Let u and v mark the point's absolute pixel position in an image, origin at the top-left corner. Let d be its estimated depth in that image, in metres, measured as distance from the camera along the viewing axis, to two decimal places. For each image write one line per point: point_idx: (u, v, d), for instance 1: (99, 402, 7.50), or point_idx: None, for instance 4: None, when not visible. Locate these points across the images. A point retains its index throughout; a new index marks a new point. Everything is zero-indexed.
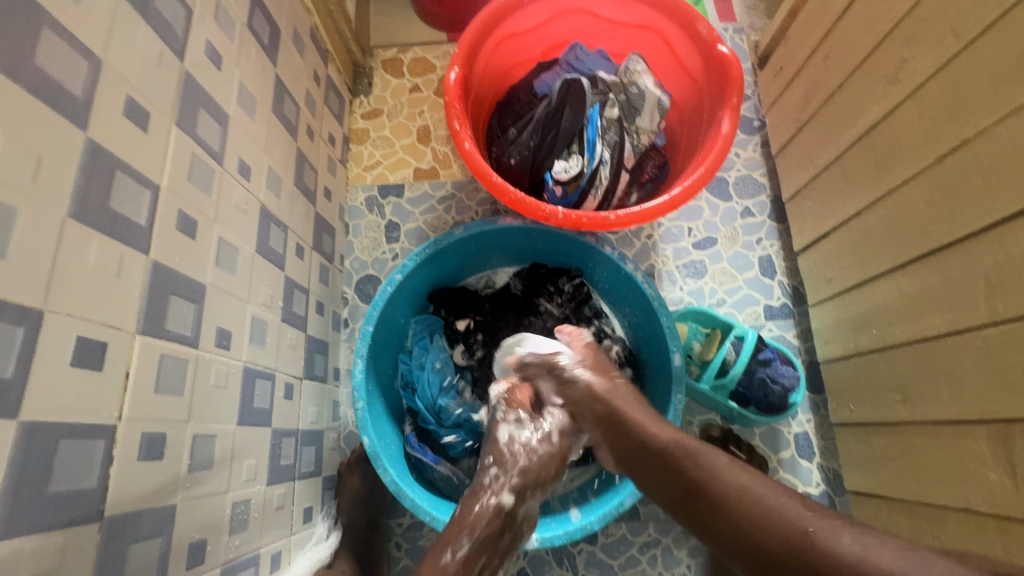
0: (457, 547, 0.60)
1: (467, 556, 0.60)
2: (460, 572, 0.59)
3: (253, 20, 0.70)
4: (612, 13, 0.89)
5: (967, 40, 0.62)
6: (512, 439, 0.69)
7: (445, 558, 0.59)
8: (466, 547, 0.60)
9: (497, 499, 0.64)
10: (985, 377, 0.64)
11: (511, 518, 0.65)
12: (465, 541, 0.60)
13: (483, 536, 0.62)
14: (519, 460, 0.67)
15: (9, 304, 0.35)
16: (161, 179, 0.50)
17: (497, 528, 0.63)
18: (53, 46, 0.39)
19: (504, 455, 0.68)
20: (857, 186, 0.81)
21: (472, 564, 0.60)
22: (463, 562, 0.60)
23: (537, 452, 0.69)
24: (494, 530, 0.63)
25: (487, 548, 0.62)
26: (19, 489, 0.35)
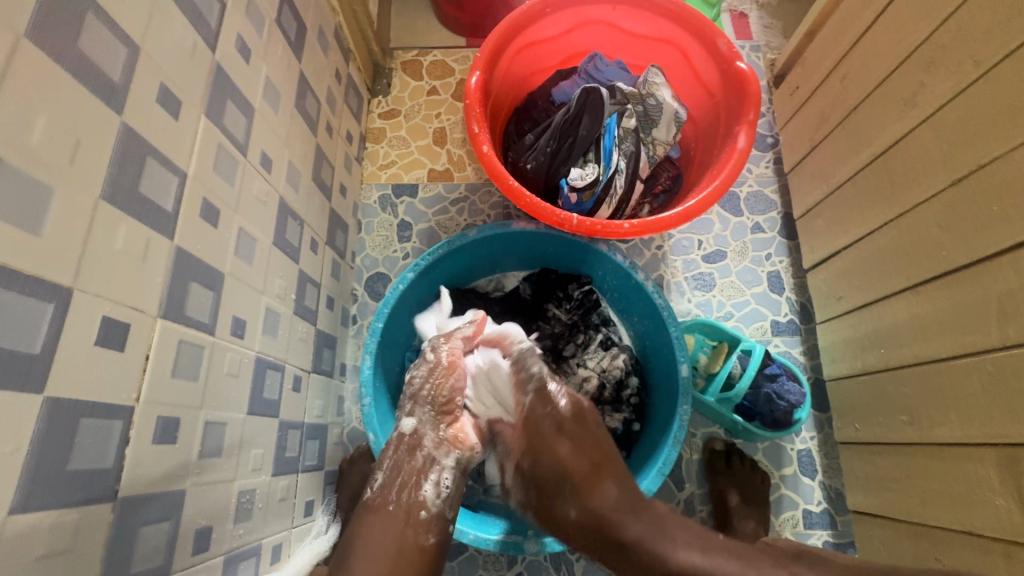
0: (374, 480, 0.66)
1: (383, 483, 0.65)
2: (378, 497, 0.64)
3: (281, 17, 0.71)
4: (632, 25, 0.90)
5: (987, 68, 0.63)
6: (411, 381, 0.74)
7: (368, 492, 0.65)
8: (380, 476, 0.66)
9: (401, 428, 0.70)
10: (994, 402, 0.65)
11: (420, 441, 0.69)
12: (378, 473, 0.66)
13: (392, 461, 0.67)
14: (410, 391, 0.73)
15: (40, 281, 0.35)
16: (189, 168, 0.51)
17: (405, 448, 0.68)
18: (96, 31, 0.40)
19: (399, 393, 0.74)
20: (870, 207, 0.82)
21: (390, 487, 0.65)
22: (381, 488, 0.65)
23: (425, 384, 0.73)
24: (401, 452, 0.68)
25: (398, 469, 0.66)
26: (40, 466, 0.36)
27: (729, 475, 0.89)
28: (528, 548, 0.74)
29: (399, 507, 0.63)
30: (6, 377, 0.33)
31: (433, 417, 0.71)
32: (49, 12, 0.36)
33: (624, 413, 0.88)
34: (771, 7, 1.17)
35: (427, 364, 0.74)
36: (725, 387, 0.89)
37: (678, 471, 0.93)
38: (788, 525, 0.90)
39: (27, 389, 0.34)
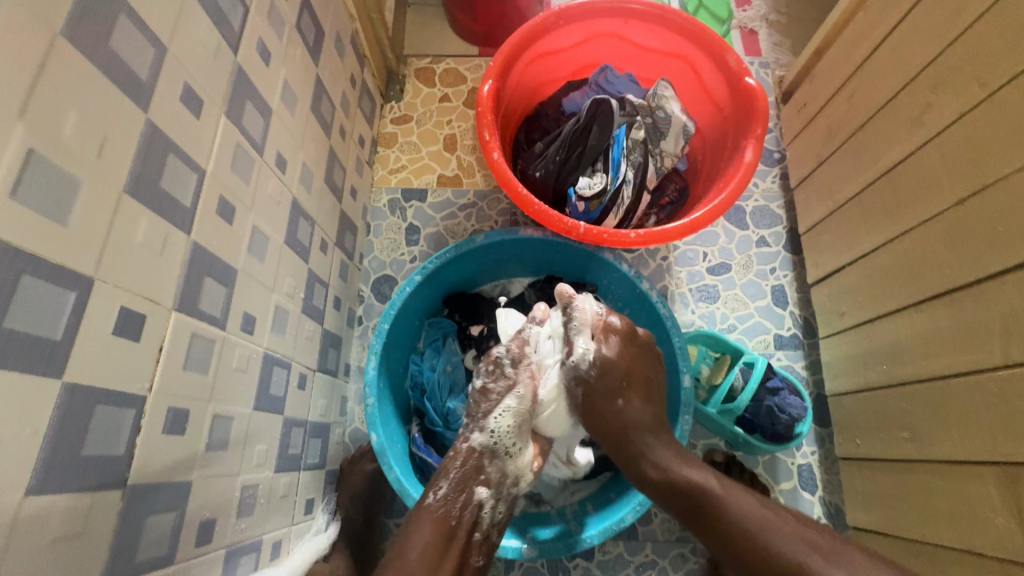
0: (437, 489, 0.67)
1: (446, 494, 0.66)
2: (440, 508, 0.65)
3: (301, 21, 0.73)
4: (643, 39, 0.91)
5: (993, 90, 0.64)
6: (485, 390, 0.73)
7: (428, 499, 0.66)
8: (445, 487, 0.67)
9: (469, 443, 0.70)
10: (996, 421, 0.65)
11: (484, 463, 0.69)
12: (442, 483, 0.67)
13: (458, 476, 0.68)
14: (483, 404, 0.72)
15: (64, 269, 0.36)
16: (208, 165, 0.52)
17: (472, 468, 0.69)
18: (127, 30, 0.41)
19: (472, 405, 0.73)
20: (875, 224, 0.82)
21: (454, 501, 0.66)
22: (444, 499, 0.66)
23: (502, 398, 0.72)
24: (469, 469, 0.68)
25: (465, 488, 0.67)
26: (56, 450, 0.36)
27: None
28: (524, 551, 0.74)
29: (460, 522, 0.66)
30: (27, 361, 0.34)
31: (504, 440, 0.70)
32: (84, 11, 0.38)
33: None
34: (780, 25, 1.19)
35: (505, 380, 0.73)
36: (727, 399, 0.89)
37: None
38: None
39: (47, 373, 0.35)
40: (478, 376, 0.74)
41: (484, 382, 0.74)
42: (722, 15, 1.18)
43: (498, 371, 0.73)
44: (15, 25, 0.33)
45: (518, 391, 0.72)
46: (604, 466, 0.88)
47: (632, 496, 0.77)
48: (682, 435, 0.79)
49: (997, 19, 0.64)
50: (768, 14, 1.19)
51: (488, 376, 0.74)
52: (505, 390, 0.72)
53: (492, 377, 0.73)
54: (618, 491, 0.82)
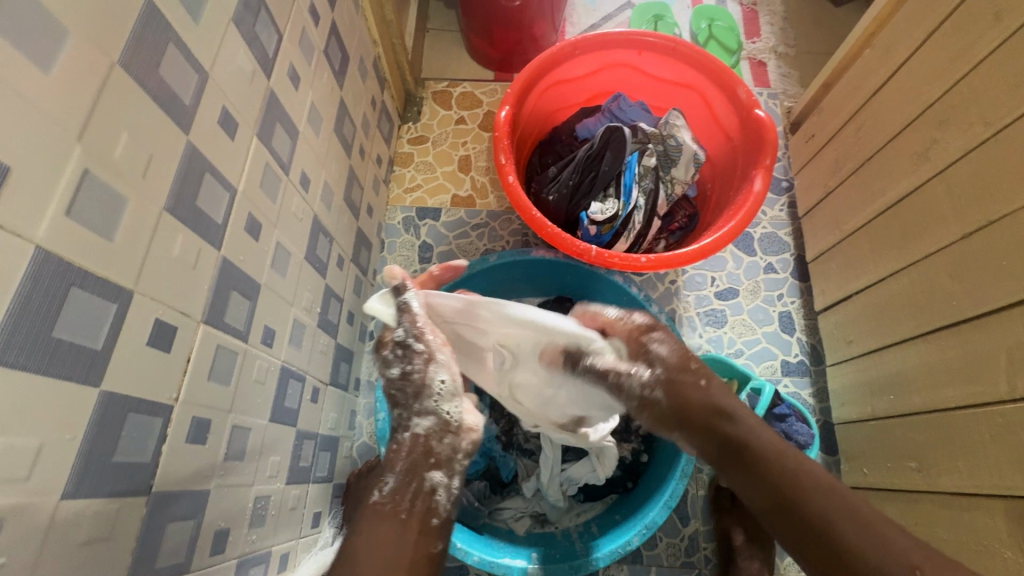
0: (384, 485, 0.59)
1: (395, 488, 0.58)
2: (388, 504, 0.57)
3: (329, 47, 0.76)
4: (657, 70, 0.94)
5: (997, 129, 0.66)
6: (404, 376, 0.64)
7: (374, 497, 0.58)
8: (392, 481, 0.59)
9: (412, 430, 0.62)
10: (1003, 453, 0.65)
11: (432, 445, 0.61)
12: (388, 478, 0.59)
13: (406, 465, 0.60)
14: (413, 387, 0.63)
15: (108, 282, 0.38)
16: (239, 185, 0.55)
17: (420, 454, 0.61)
18: (175, 58, 0.44)
19: (398, 393, 0.64)
20: (882, 255, 0.84)
21: (402, 493, 0.58)
22: (392, 494, 0.58)
23: (428, 374, 0.63)
24: (416, 457, 0.60)
25: (414, 476, 0.59)
26: (90, 456, 0.38)
27: (735, 512, 0.89)
28: (533, 572, 0.75)
29: (412, 516, 0.57)
30: (72, 370, 0.36)
31: (443, 413, 0.63)
32: (139, 41, 0.40)
33: (631, 442, 0.90)
34: (789, 58, 1.22)
35: (424, 356, 0.63)
36: None
37: (683, 506, 0.92)
38: (793, 569, 0.90)
39: (87, 383, 0.37)
40: (391, 365, 0.65)
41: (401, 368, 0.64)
42: (731, 47, 1.19)
43: (410, 352, 0.64)
44: (78, 57, 0.35)
45: (454, 379, 0.64)
46: (610, 488, 0.88)
47: (638, 519, 0.77)
48: (690, 458, 0.77)
49: (1001, 61, 0.66)
50: (777, 47, 1.22)
51: (403, 361, 0.64)
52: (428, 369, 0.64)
53: (406, 361, 0.64)
54: (624, 513, 0.82)
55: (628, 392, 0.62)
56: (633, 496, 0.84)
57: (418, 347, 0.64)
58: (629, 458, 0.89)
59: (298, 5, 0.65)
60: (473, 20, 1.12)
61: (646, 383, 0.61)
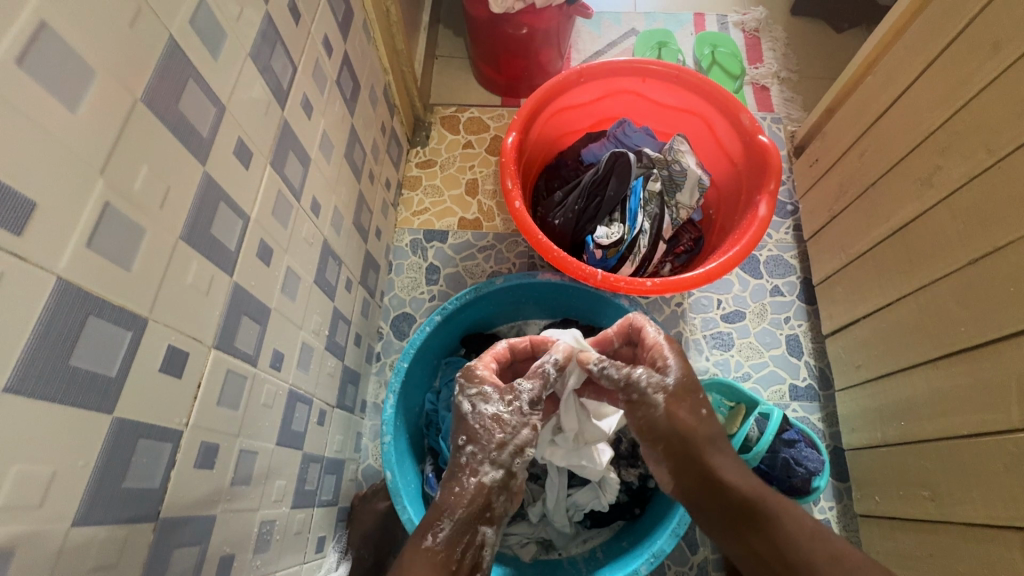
0: (437, 529, 0.57)
1: (450, 536, 0.57)
2: (441, 552, 0.55)
3: (341, 77, 0.78)
4: (661, 97, 0.95)
5: (1000, 156, 0.67)
6: (498, 419, 0.63)
7: (426, 541, 0.56)
8: (447, 527, 0.57)
9: (479, 478, 0.60)
10: (1016, 485, 0.64)
11: (491, 499, 0.60)
12: (443, 523, 0.57)
13: (465, 515, 0.58)
14: (498, 435, 0.62)
15: (124, 310, 0.39)
16: (252, 212, 0.56)
17: (479, 506, 0.59)
18: (193, 94, 0.45)
19: (481, 433, 0.62)
20: (889, 279, 0.84)
21: (457, 543, 0.57)
22: (447, 543, 0.56)
23: (519, 433, 0.63)
24: (476, 508, 0.59)
25: (470, 527, 0.58)
26: (101, 483, 0.38)
27: None
28: None
29: (462, 568, 0.56)
30: (86, 397, 0.37)
31: (512, 470, 0.61)
32: (163, 79, 0.42)
33: (639, 468, 0.87)
34: (791, 83, 1.24)
35: (520, 409, 0.64)
36: (742, 449, 0.88)
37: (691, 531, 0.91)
38: None
39: (100, 410, 0.38)
40: (487, 402, 0.64)
41: (495, 409, 0.63)
42: (735, 73, 1.22)
43: (507, 398, 0.64)
44: (103, 95, 0.37)
45: (533, 430, 0.64)
46: (617, 515, 0.86)
47: (646, 548, 0.76)
48: None
49: (1003, 89, 0.66)
50: (779, 72, 1.24)
51: (498, 402, 0.64)
52: (518, 420, 0.64)
53: (506, 405, 0.64)
54: (631, 541, 0.81)
55: (627, 387, 0.65)
56: (641, 524, 0.83)
57: (522, 398, 0.65)
58: (636, 484, 0.86)
59: (312, 38, 0.67)
60: (481, 47, 1.15)
61: (653, 384, 0.63)
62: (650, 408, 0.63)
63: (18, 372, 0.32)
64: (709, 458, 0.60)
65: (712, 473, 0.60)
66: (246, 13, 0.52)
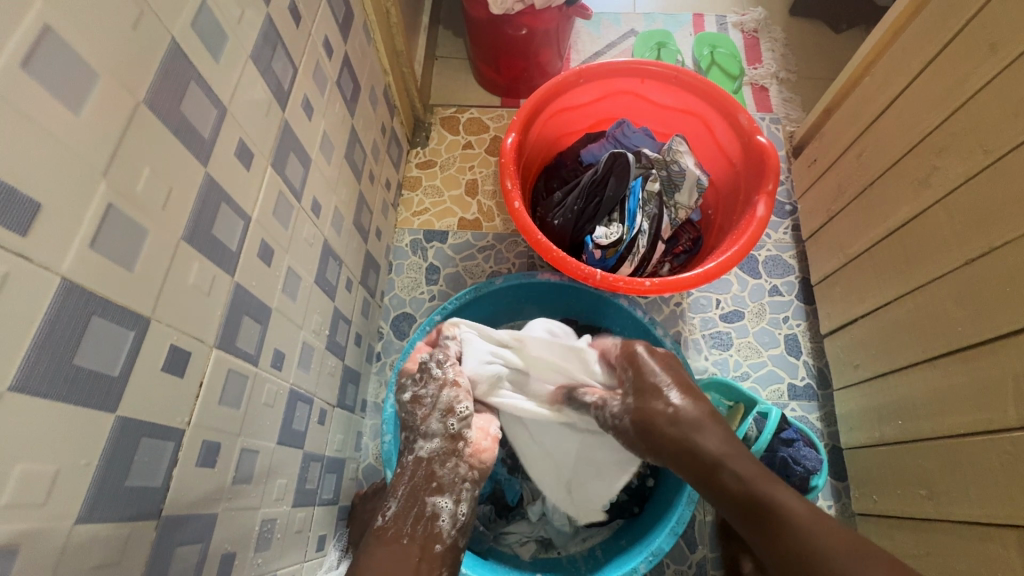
0: (386, 510, 0.61)
1: (398, 512, 0.60)
2: (391, 528, 0.58)
3: (341, 79, 0.79)
4: (660, 97, 0.96)
5: (996, 156, 0.67)
6: (416, 399, 0.67)
7: (379, 522, 0.59)
8: (394, 506, 0.61)
9: (415, 453, 0.64)
10: (1013, 483, 0.64)
11: (435, 469, 0.63)
12: (390, 502, 0.61)
13: (408, 490, 0.62)
14: (419, 412, 0.66)
15: (126, 310, 0.40)
16: (253, 213, 0.56)
17: (421, 478, 0.62)
18: (195, 97, 0.46)
19: (405, 416, 0.66)
20: (887, 279, 0.84)
21: (406, 517, 0.59)
22: (395, 519, 0.59)
23: (440, 401, 0.66)
24: (417, 481, 0.62)
25: (416, 500, 0.61)
26: (103, 481, 0.39)
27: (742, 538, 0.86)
28: None
29: (415, 541, 0.58)
30: (90, 397, 0.37)
31: (449, 437, 0.64)
32: (165, 81, 0.42)
33: (639, 467, 0.88)
34: (790, 83, 1.24)
35: (438, 382, 0.67)
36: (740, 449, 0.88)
37: (689, 530, 0.91)
38: None
39: (103, 409, 0.38)
40: (406, 388, 0.68)
41: (414, 391, 0.67)
42: (734, 73, 1.22)
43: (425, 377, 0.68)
44: (106, 98, 0.37)
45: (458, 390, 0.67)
46: (616, 513, 0.87)
47: (645, 546, 0.76)
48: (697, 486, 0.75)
49: (1000, 89, 0.67)
50: (778, 73, 1.24)
51: (414, 385, 0.68)
52: (438, 389, 0.67)
53: (420, 384, 0.67)
54: (630, 539, 0.81)
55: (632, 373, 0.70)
56: (639, 522, 0.84)
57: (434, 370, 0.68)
58: (636, 483, 0.87)
59: (313, 40, 0.68)
60: (481, 48, 1.15)
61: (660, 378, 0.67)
62: (666, 402, 0.65)
63: (23, 371, 0.33)
64: (707, 457, 0.61)
65: (710, 471, 0.61)
66: (247, 15, 0.52)
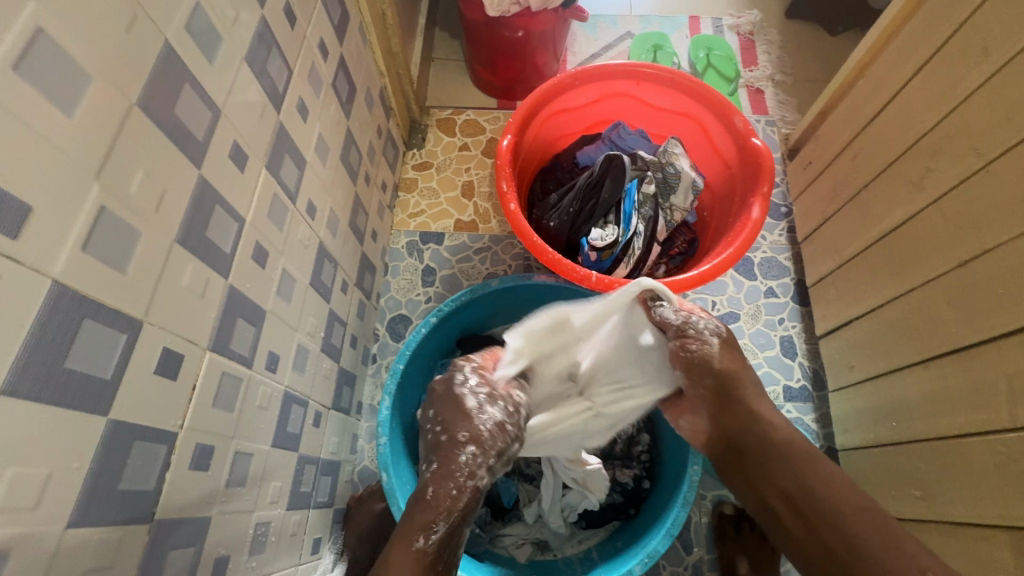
0: (431, 531, 0.52)
1: (443, 537, 0.52)
2: (432, 552, 0.51)
3: (337, 81, 0.79)
4: (655, 100, 0.96)
5: (989, 159, 0.68)
6: (500, 424, 0.59)
7: (419, 541, 0.51)
8: (441, 529, 0.52)
9: (473, 481, 0.56)
10: (1006, 484, 0.65)
11: (480, 506, 0.56)
12: (437, 524, 0.52)
13: (458, 517, 0.54)
14: (493, 436, 0.58)
15: (119, 313, 0.40)
16: (248, 215, 0.56)
17: (468, 507, 0.55)
18: (189, 99, 0.46)
19: (487, 435, 0.58)
20: (881, 281, 0.84)
21: (447, 543, 0.53)
22: (440, 545, 0.52)
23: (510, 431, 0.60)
24: (467, 511, 0.55)
25: (458, 531, 0.54)
26: (95, 485, 0.39)
27: (739, 541, 0.88)
28: None
29: (447, 571, 0.52)
30: (82, 400, 0.37)
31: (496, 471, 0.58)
32: (160, 83, 0.42)
33: (634, 468, 0.89)
34: (785, 85, 1.25)
35: (507, 405, 0.61)
36: None
37: (686, 532, 0.91)
38: None
39: (95, 412, 0.38)
40: (484, 403, 0.60)
41: (478, 405, 0.60)
42: (730, 75, 1.22)
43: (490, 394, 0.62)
44: (98, 100, 0.37)
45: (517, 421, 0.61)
46: (612, 514, 0.87)
47: (641, 548, 0.76)
48: (693, 485, 0.75)
49: (992, 94, 0.67)
50: (774, 75, 1.25)
51: (496, 406, 0.61)
52: (504, 414, 0.60)
53: (489, 402, 0.61)
54: (626, 540, 0.81)
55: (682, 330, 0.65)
56: (635, 524, 0.83)
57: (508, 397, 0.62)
58: (630, 484, 0.88)
59: (308, 42, 0.68)
60: (478, 50, 1.16)
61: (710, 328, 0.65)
62: (706, 348, 0.64)
63: (14, 375, 0.32)
64: None
65: None
66: (242, 17, 0.52)
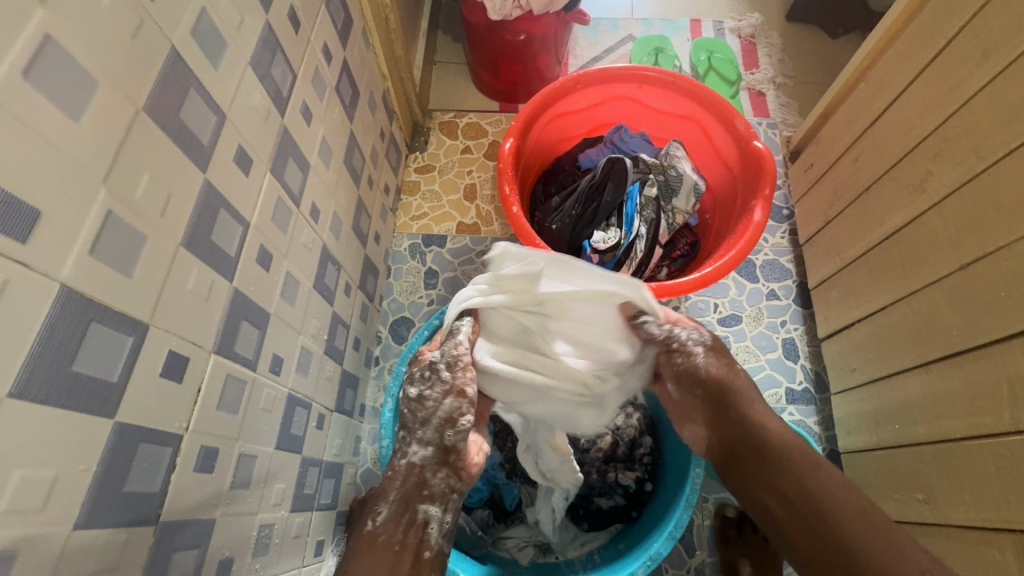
0: (376, 513, 0.57)
1: (389, 517, 0.57)
2: (382, 534, 0.56)
3: (340, 85, 0.79)
4: (657, 103, 0.96)
5: (990, 162, 0.68)
6: (419, 397, 0.63)
7: (368, 526, 0.56)
8: (384, 511, 0.57)
9: (408, 458, 0.60)
10: (1010, 487, 0.64)
11: (427, 476, 0.59)
12: (381, 506, 0.58)
13: (399, 496, 0.58)
14: (421, 413, 0.62)
15: (125, 316, 0.40)
16: (252, 218, 0.57)
17: (414, 485, 0.59)
18: (195, 104, 0.46)
19: (408, 414, 0.63)
20: (884, 283, 0.84)
21: (398, 523, 0.57)
22: (386, 525, 0.56)
23: (443, 405, 0.62)
24: (410, 488, 0.58)
25: (408, 507, 0.58)
26: (101, 487, 0.39)
27: (741, 544, 0.87)
28: None
29: (406, 548, 0.56)
30: (89, 403, 0.37)
31: (443, 444, 0.61)
32: (166, 89, 0.43)
33: (637, 471, 0.89)
34: (787, 88, 1.25)
35: (444, 385, 0.63)
36: None
37: (688, 535, 0.91)
38: None
39: (102, 415, 0.38)
40: (411, 384, 0.64)
41: (418, 389, 0.64)
42: (731, 78, 1.22)
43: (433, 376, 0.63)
44: (106, 105, 0.37)
45: (459, 397, 0.62)
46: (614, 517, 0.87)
47: (643, 551, 0.75)
48: (695, 488, 0.75)
49: (992, 97, 0.67)
50: (775, 77, 1.25)
51: (421, 382, 0.64)
52: (442, 392, 0.63)
53: (426, 383, 0.63)
54: (627, 544, 0.81)
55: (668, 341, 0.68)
56: (637, 526, 0.83)
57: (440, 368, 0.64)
58: (633, 487, 0.88)
59: (312, 46, 0.68)
60: (480, 54, 1.16)
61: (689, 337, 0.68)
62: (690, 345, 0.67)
63: (22, 378, 0.33)
64: None
65: None
66: (246, 21, 0.52)
